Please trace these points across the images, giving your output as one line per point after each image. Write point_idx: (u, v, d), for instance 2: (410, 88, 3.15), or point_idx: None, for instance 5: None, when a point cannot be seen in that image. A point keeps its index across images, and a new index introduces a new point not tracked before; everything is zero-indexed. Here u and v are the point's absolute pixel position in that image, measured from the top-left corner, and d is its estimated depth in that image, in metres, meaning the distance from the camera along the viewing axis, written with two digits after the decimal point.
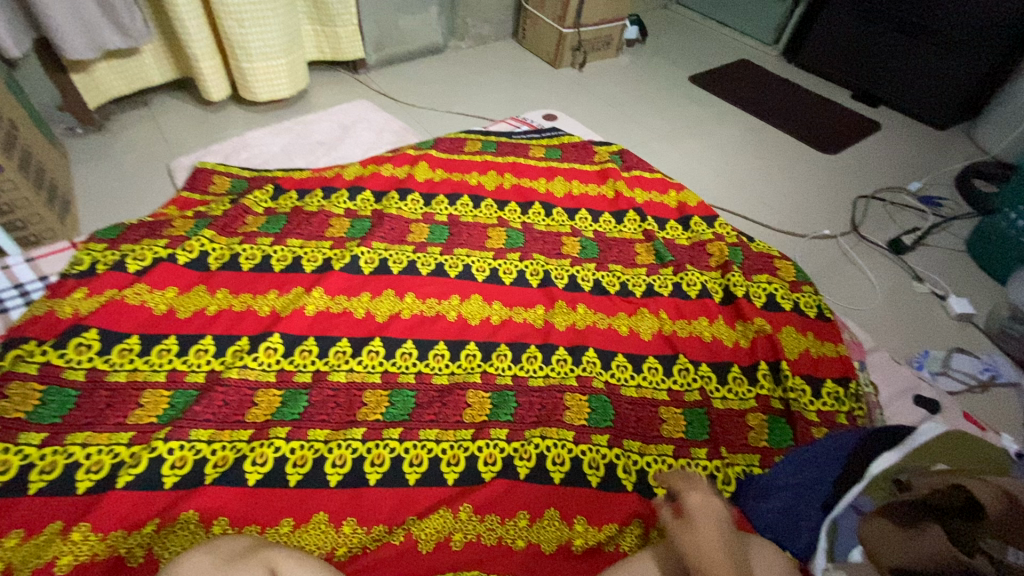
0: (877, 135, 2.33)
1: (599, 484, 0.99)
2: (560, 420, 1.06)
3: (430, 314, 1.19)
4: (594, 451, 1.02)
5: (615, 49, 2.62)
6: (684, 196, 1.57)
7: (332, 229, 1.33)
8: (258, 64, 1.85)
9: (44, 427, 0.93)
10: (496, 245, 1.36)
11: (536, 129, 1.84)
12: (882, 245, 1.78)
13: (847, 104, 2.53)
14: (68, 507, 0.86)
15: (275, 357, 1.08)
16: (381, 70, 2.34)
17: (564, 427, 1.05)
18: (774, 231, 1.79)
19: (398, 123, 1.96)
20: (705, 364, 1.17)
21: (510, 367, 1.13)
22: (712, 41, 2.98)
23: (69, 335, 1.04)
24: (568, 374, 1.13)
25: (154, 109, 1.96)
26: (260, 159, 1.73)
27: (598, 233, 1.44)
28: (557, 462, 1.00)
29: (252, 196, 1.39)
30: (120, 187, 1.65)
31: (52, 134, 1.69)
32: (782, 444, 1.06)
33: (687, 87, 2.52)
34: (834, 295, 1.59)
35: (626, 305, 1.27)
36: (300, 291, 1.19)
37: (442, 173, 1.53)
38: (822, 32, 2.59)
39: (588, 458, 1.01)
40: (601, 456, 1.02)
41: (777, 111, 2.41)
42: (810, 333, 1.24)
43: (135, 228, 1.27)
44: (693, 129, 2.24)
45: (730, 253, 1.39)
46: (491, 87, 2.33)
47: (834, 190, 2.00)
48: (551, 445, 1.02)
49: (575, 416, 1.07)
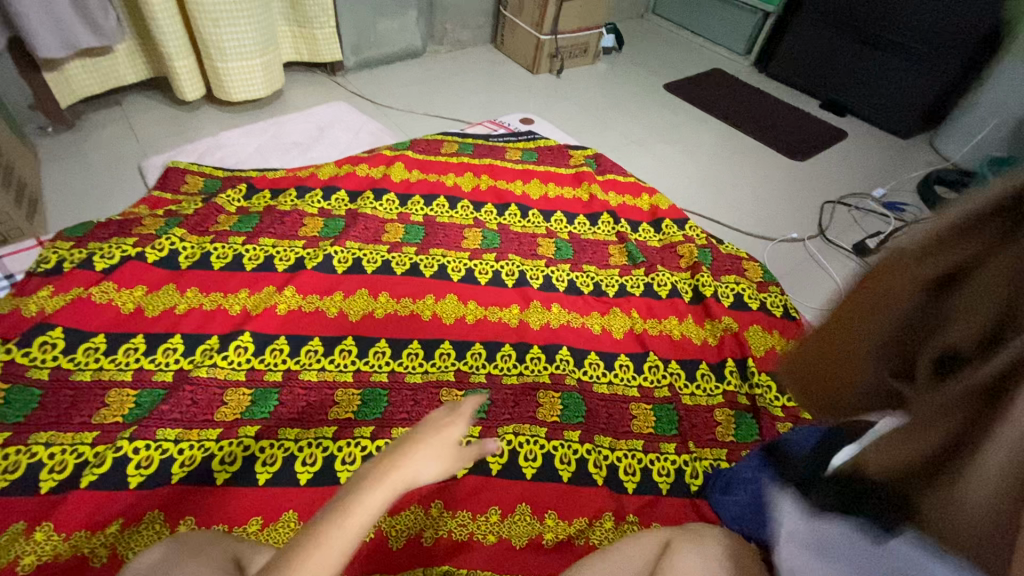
0: (844, 143, 2.41)
1: (570, 479, 1.00)
2: (531, 417, 1.07)
3: (404, 313, 1.20)
4: (565, 447, 1.04)
5: (592, 56, 2.66)
6: (657, 199, 1.60)
7: (306, 228, 1.33)
8: (233, 64, 1.84)
9: (6, 427, 0.91)
10: (471, 246, 1.37)
11: (513, 133, 1.86)
12: (848, 248, 1.84)
13: (816, 113, 2.61)
14: (29, 508, 0.84)
15: (246, 356, 1.07)
16: (359, 73, 2.34)
17: (535, 424, 1.06)
18: (744, 234, 1.83)
19: (376, 126, 1.96)
20: (675, 362, 1.20)
21: (484, 365, 1.14)
22: (686, 50, 3.05)
23: (34, 334, 1.02)
24: (541, 372, 1.15)
25: (127, 108, 1.93)
26: (235, 159, 1.72)
27: (572, 234, 1.46)
28: (529, 458, 1.02)
29: (224, 195, 1.39)
30: (90, 186, 1.62)
31: (20, 131, 1.66)
32: (748, 439, 1.09)
33: (662, 95, 2.58)
34: (801, 296, 1.63)
35: (598, 304, 1.29)
36: (272, 290, 1.19)
37: (418, 174, 1.54)
38: (792, 44, 2.68)
39: (559, 453, 1.03)
40: (572, 452, 1.03)
41: (748, 118, 2.48)
42: (776, 332, 1.28)
43: (103, 227, 1.25)
44: (668, 135, 2.29)
45: (699, 255, 1.43)
46: (470, 91, 2.35)
47: (802, 195, 2.06)
48: (523, 442, 1.03)
49: (547, 413, 1.08)
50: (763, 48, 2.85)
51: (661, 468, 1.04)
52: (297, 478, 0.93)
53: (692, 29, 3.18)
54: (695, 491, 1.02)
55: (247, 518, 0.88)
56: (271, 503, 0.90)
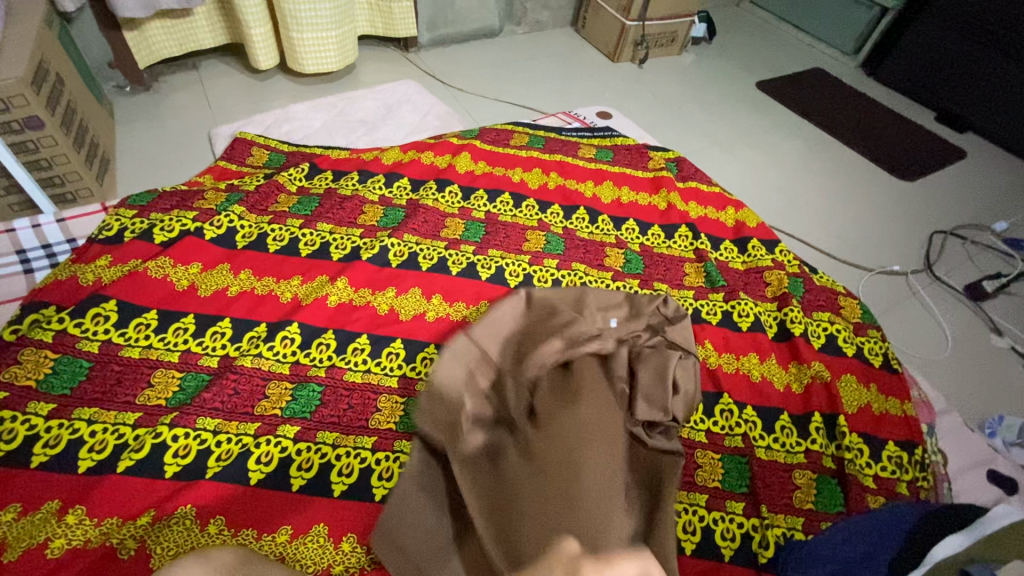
0: (961, 163, 2.13)
1: (694, 552, 0.88)
2: (690, 482, 0.96)
3: (456, 319, 1.12)
4: (690, 513, 0.93)
5: (679, 46, 2.48)
6: (744, 215, 1.45)
7: (364, 216, 1.28)
8: (308, 35, 1.78)
9: (52, 398, 0.91)
10: (533, 248, 1.28)
11: (589, 127, 1.76)
12: (957, 289, 1.61)
13: (928, 126, 2.31)
14: (68, 486, 0.83)
15: (291, 348, 1.03)
16: (432, 50, 2.26)
17: (695, 491, 0.95)
18: (838, 261, 1.65)
19: (443, 108, 1.89)
20: (750, 407, 1.06)
21: (703, 421, 1.04)
22: (785, 46, 2.79)
23: (89, 305, 1.01)
24: (699, 427, 1.03)
25: (202, 72, 1.93)
26: (301, 134, 1.69)
27: (644, 247, 1.33)
28: (688, 530, 0.91)
29: (287, 173, 1.35)
30: (161, 149, 1.62)
31: (99, 90, 1.69)
32: (830, 510, 0.95)
33: (752, 93, 2.37)
34: (899, 340, 1.43)
35: (725, 342, 1.16)
36: (324, 279, 1.14)
37: (484, 166, 1.45)
38: (908, 46, 2.38)
39: (684, 520, 0.91)
40: (698, 519, 0.92)
41: (850, 128, 2.23)
42: (873, 386, 1.12)
43: (166, 197, 1.24)
44: (754, 139, 2.10)
45: (789, 284, 1.27)
46: (543, 76, 2.23)
47: (906, 222, 1.83)
48: (681, 510, 0.92)
49: (707, 477, 0.97)
50: (875, 47, 2.55)
51: (726, 530, 0.91)
52: (332, 488, 0.88)
53: (794, 22, 2.91)
54: (763, 563, 0.88)
55: (275, 526, 0.83)
56: (302, 512, 0.85)
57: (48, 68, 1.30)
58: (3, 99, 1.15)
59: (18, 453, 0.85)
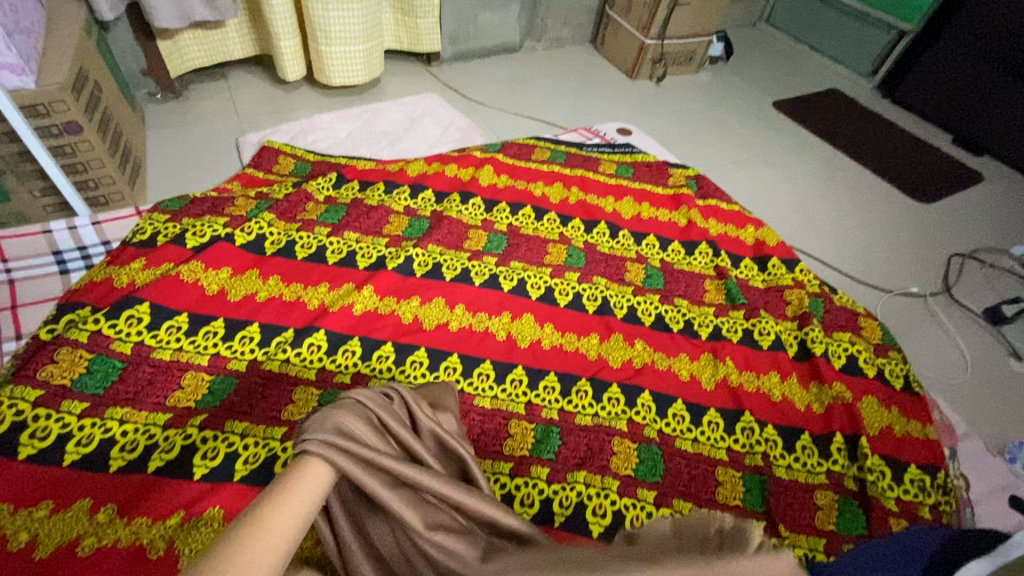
0: (978, 186, 2.12)
1: None
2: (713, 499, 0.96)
3: (478, 330, 1.13)
4: None
5: (697, 65, 2.51)
6: (764, 234, 1.46)
7: (390, 226, 1.30)
8: (336, 48, 1.81)
9: (85, 397, 0.92)
10: (555, 262, 1.29)
11: (609, 143, 1.78)
12: (976, 312, 1.60)
13: (944, 148, 2.32)
14: (100, 485, 0.84)
15: (318, 355, 1.03)
16: (453, 64, 2.31)
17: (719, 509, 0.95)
18: (856, 281, 1.65)
19: (465, 121, 1.92)
20: (771, 426, 1.06)
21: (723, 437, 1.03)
22: (802, 67, 2.81)
23: (122, 306, 1.03)
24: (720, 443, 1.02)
25: (231, 82, 1.98)
26: (326, 143, 1.72)
27: (665, 263, 1.35)
28: None
29: (314, 182, 1.39)
30: (189, 155, 1.66)
31: (133, 97, 1.74)
32: (852, 531, 0.94)
33: (768, 112, 2.39)
34: (919, 363, 1.43)
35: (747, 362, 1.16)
36: (350, 287, 1.15)
37: (507, 179, 1.48)
38: (925, 69, 2.40)
39: None
40: None
41: (866, 148, 2.24)
42: (895, 408, 1.12)
43: (198, 203, 1.28)
44: (771, 158, 2.11)
45: (810, 304, 1.28)
46: (562, 91, 2.27)
47: (924, 244, 1.83)
48: None
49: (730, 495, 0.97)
50: (892, 69, 2.57)
51: None
52: None
53: (810, 44, 2.94)
54: None
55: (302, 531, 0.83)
56: None
57: (89, 76, 1.35)
58: (43, 104, 1.19)
59: (51, 451, 0.86)
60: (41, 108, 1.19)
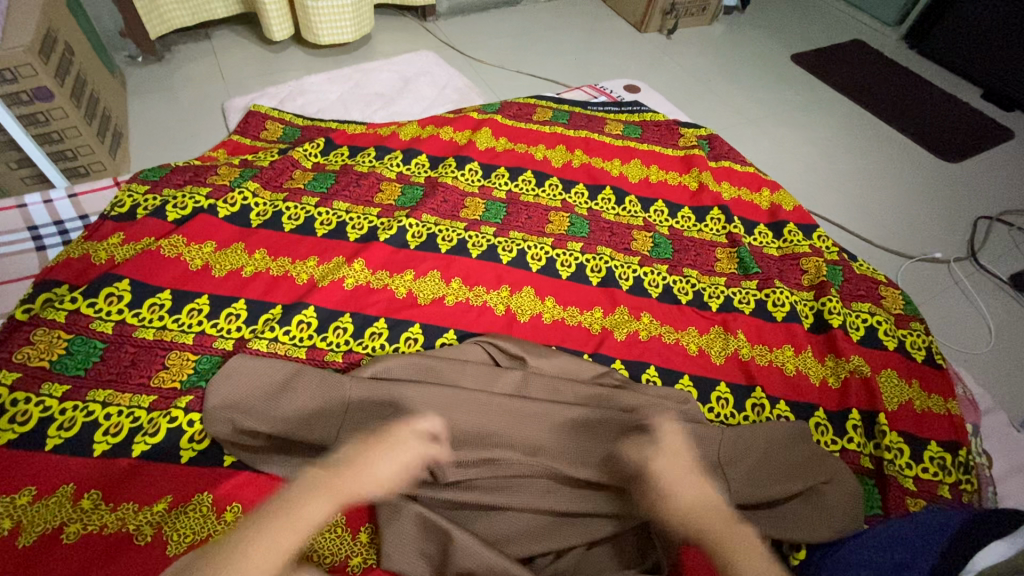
0: (1008, 144, 2.00)
1: None
2: None
3: (475, 304, 1.07)
4: None
5: (710, 16, 2.35)
6: (779, 198, 1.37)
7: (381, 194, 1.23)
8: (323, 4, 1.69)
9: (66, 379, 0.89)
10: (557, 231, 1.22)
11: (615, 102, 1.68)
12: (1002, 279, 1.52)
13: (973, 103, 2.17)
14: (82, 470, 0.81)
15: (308, 332, 0.98)
16: (450, 19, 2.18)
17: None
18: (875, 246, 1.56)
19: (462, 81, 1.82)
20: (784, 402, 1.00)
21: (734, 415, 0.97)
22: (823, 17, 2.63)
23: (101, 284, 0.99)
24: (733, 421, 0.97)
25: (215, 42, 1.88)
26: (316, 107, 1.63)
27: (674, 230, 1.27)
28: None
29: (301, 148, 1.31)
30: (173, 121, 1.59)
31: (112, 61, 1.65)
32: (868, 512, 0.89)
33: (786, 66, 2.25)
34: (941, 333, 1.36)
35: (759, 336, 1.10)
36: (340, 260, 1.09)
37: (506, 143, 1.39)
38: (957, 17, 2.22)
39: None
40: None
41: (890, 105, 2.10)
42: (916, 382, 1.06)
43: (180, 172, 1.21)
44: (787, 116, 1.99)
45: (827, 272, 1.21)
46: (566, 47, 2.14)
47: (949, 207, 1.73)
48: None
49: None
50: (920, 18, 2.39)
51: None
52: None
53: None
54: (795, 565, 0.84)
55: None
56: None
57: (59, 37, 1.27)
58: (10, 69, 1.11)
59: (33, 436, 0.83)
60: (7, 74, 1.11)
